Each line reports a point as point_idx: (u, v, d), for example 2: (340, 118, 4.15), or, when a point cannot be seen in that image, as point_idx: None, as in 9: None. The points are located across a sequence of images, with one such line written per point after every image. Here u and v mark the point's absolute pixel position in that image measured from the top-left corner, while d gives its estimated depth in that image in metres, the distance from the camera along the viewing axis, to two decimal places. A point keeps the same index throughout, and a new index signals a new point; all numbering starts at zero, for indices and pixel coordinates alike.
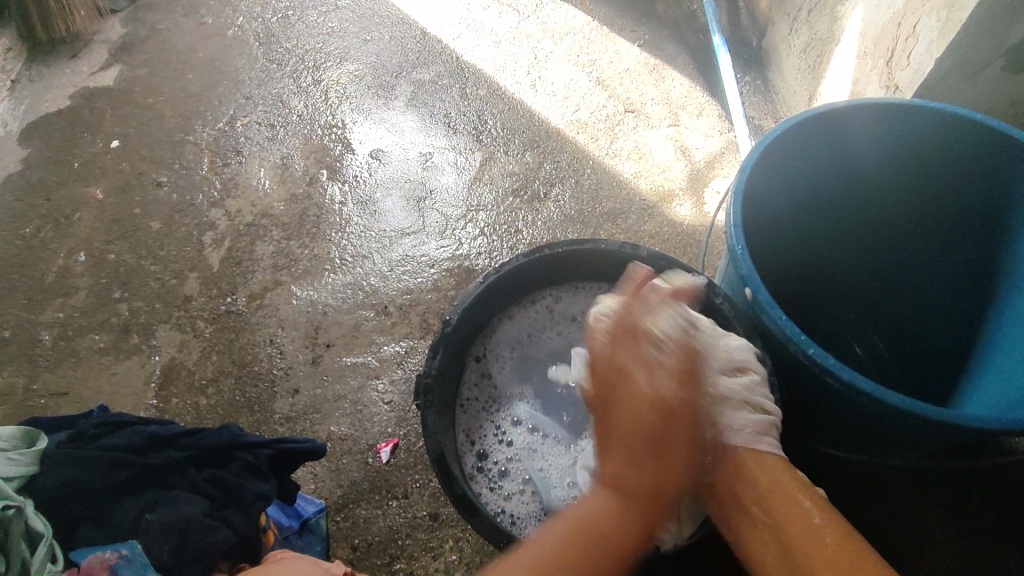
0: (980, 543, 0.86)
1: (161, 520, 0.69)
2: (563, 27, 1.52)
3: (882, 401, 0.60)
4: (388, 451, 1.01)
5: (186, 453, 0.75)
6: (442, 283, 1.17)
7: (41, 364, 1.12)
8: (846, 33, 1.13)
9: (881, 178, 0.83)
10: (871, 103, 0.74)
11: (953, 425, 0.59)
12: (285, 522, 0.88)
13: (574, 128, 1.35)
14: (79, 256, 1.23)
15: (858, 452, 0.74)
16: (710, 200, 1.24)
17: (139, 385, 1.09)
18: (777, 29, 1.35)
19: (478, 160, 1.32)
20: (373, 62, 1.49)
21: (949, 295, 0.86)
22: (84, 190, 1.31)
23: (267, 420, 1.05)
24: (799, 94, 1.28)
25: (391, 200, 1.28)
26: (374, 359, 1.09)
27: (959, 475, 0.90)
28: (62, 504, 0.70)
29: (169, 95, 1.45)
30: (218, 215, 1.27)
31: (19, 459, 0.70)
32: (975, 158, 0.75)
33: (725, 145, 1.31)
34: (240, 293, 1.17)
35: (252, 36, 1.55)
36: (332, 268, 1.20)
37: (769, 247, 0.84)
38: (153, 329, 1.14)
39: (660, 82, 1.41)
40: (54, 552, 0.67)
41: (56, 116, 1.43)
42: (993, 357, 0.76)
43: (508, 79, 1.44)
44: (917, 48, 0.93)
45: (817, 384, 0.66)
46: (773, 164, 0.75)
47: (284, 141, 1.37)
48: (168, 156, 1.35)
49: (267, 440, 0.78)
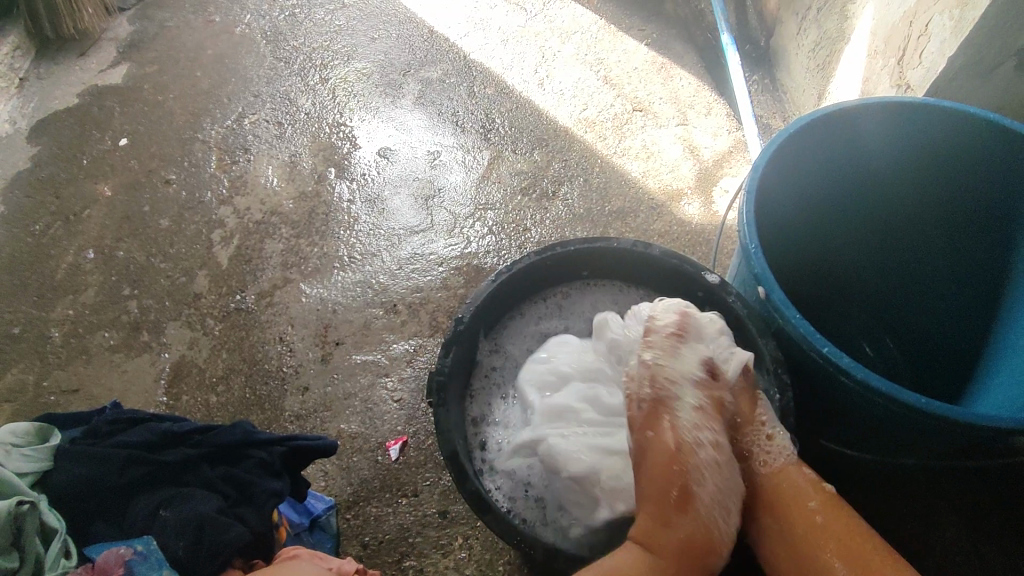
0: (990, 542, 0.86)
1: (177, 516, 0.69)
2: (570, 26, 1.52)
3: (898, 400, 0.60)
4: (398, 449, 1.01)
5: (199, 451, 0.75)
6: (450, 281, 1.17)
7: (52, 361, 1.12)
8: (857, 32, 1.12)
9: (894, 176, 0.83)
10: (884, 101, 0.74)
11: (970, 423, 0.58)
12: (296, 519, 0.88)
13: (582, 127, 1.35)
14: (88, 254, 1.23)
15: (871, 450, 0.74)
16: (718, 199, 1.24)
17: (149, 383, 1.10)
18: (786, 28, 1.35)
19: (486, 159, 1.32)
20: (381, 60, 1.49)
21: (961, 293, 0.86)
22: (93, 188, 1.31)
23: (277, 417, 1.05)
24: (808, 93, 1.28)
25: (399, 198, 1.28)
26: (384, 357, 1.09)
27: (968, 475, 0.90)
28: (77, 500, 0.70)
29: (177, 93, 1.45)
30: (227, 213, 1.27)
31: (35, 456, 0.71)
32: (989, 156, 0.75)
33: (733, 144, 1.31)
34: (249, 292, 1.17)
35: (260, 34, 1.55)
36: (341, 266, 1.20)
37: (780, 246, 0.84)
38: (163, 327, 1.15)
39: (668, 81, 1.41)
40: (69, 548, 0.67)
41: (64, 114, 1.43)
42: (1005, 358, 0.77)
43: (515, 78, 1.44)
44: (930, 47, 0.93)
45: (832, 383, 0.66)
46: (785, 163, 0.75)
47: (292, 140, 1.37)
48: (177, 154, 1.35)
49: (279, 438, 0.79)
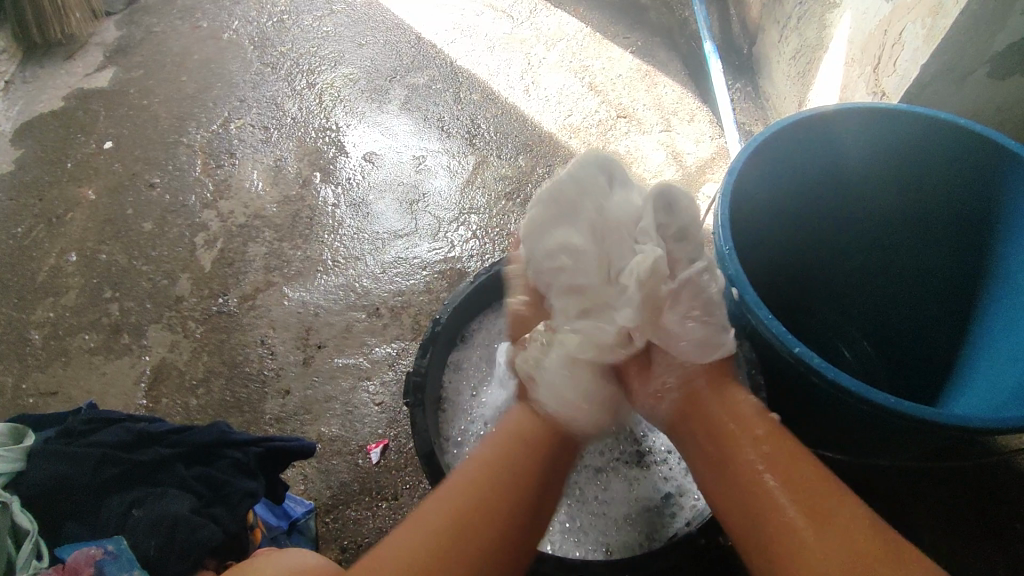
0: (967, 542, 0.86)
1: (149, 515, 0.68)
2: (556, 33, 1.54)
3: (867, 400, 0.61)
4: (379, 452, 1.01)
5: (173, 450, 0.74)
6: (433, 285, 1.17)
7: (30, 363, 1.12)
8: (835, 40, 1.14)
9: (868, 178, 0.84)
10: (856, 106, 0.75)
11: (937, 422, 0.59)
12: (274, 522, 0.88)
13: (567, 132, 1.36)
14: (70, 256, 1.23)
15: (847, 452, 0.75)
16: (701, 205, 1.25)
17: (128, 385, 1.09)
18: (767, 37, 1.37)
19: (471, 164, 1.33)
20: (368, 65, 1.50)
21: (937, 294, 0.86)
22: (77, 190, 1.31)
23: (258, 420, 1.04)
24: (789, 101, 1.29)
25: (384, 202, 1.29)
26: (366, 361, 1.09)
27: (946, 476, 0.91)
28: (47, 501, 0.70)
29: (164, 98, 1.45)
30: (210, 216, 1.27)
31: (7, 455, 0.70)
32: (960, 160, 0.76)
33: (715, 151, 1.32)
34: (232, 294, 1.17)
35: (247, 39, 1.56)
36: (324, 269, 1.20)
37: (756, 247, 0.85)
38: (143, 329, 1.14)
39: (652, 88, 1.42)
40: (39, 548, 0.67)
41: (48, 117, 1.43)
42: (980, 360, 0.77)
43: (500, 84, 1.45)
44: (903, 54, 0.95)
45: (803, 383, 0.67)
46: (761, 165, 0.76)
47: (277, 144, 1.37)
48: (162, 158, 1.35)
49: (256, 438, 0.78)
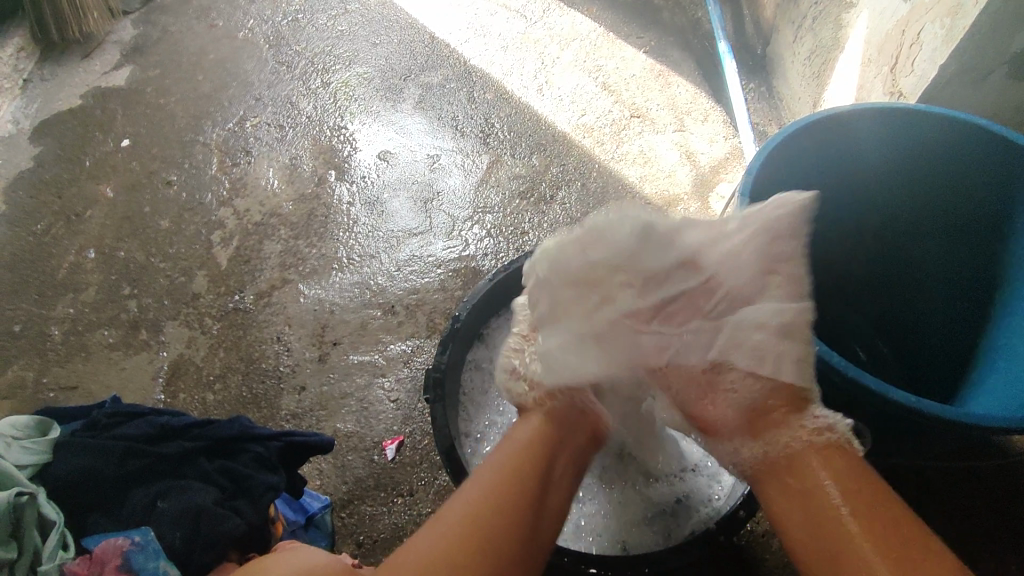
0: (982, 543, 0.86)
1: (174, 508, 0.69)
2: (570, 33, 1.54)
3: (884, 398, 0.61)
4: (394, 449, 1.02)
5: (197, 444, 0.75)
6: (448, 283, 1.18)
7: (50, 359, 1.13)
8: (851, 40, 1.14)
9: (885, 178, 0.84)
10: (873, 106, 0.75)
11: (956, 421, 0.59)
12: (292, 517, 0.89)
13: (581, 132, 1.37)
14: (88, 253, 1.24)
15: (865, 451, 0.75)
16: (715, 204, 1.25)
17: (147, 381, 1.10)
18: (781, 37, 1.37)
19: (485, 162, 1.33)
20: (382, 65, 1.51)
21: (952, 295, 0.86)
22: (95, 188, 1.33)
23: (274, 416, 1.05)
24: (804, 101, 1.29)
25: (399, 200, 1.29)
26: (381, 358, 1.10)
27: (963, 476, 0.91)
28: (72, 493, 0.71)
29: (180, 96, 1.47)
30: (227, 213, 1.28)
31: (34, 448, 0.71)
32: (978, 161, 0.76)
33: (730, 151, 1.32)
34: (248, 291, 1.18)
35: (262, 38, 1.57)
36: (340, 267, 1.21)
37: None
38: (161, 326, 1.15)
39: (665, 88, 1.42)
40: (66, 539, 0.68)
41: (67, 115, 1.45)
42: (995, 360, 0.77)
43: (515, 84, 1.45)
44: (921, 55, 0.95)
45: (819, 380, 0.67)
46: (778, 166, 0.77)
47: (292, 143, 1.38)
48: (179, 156, 1.37)
49: (277, 433, 0.79)
